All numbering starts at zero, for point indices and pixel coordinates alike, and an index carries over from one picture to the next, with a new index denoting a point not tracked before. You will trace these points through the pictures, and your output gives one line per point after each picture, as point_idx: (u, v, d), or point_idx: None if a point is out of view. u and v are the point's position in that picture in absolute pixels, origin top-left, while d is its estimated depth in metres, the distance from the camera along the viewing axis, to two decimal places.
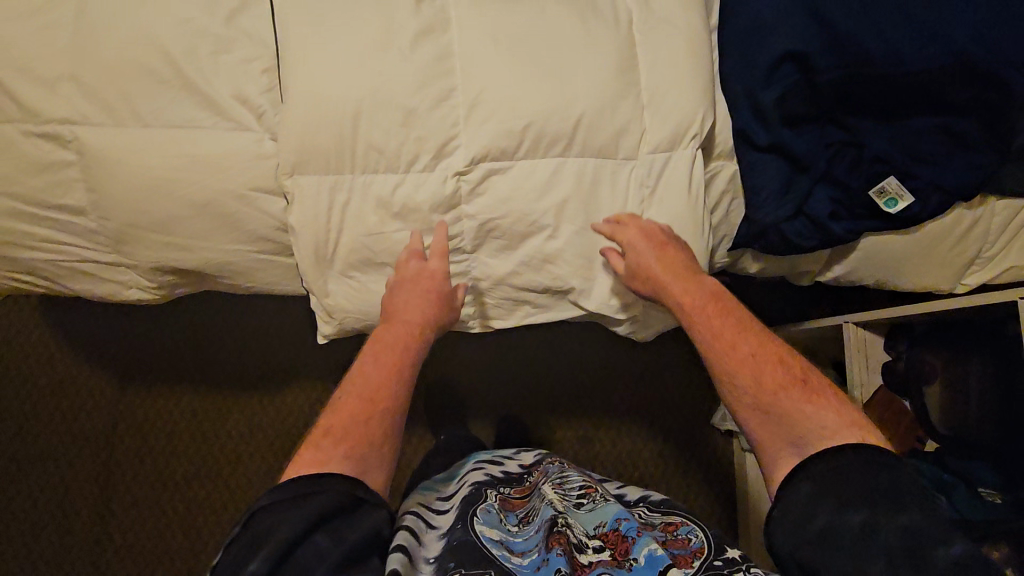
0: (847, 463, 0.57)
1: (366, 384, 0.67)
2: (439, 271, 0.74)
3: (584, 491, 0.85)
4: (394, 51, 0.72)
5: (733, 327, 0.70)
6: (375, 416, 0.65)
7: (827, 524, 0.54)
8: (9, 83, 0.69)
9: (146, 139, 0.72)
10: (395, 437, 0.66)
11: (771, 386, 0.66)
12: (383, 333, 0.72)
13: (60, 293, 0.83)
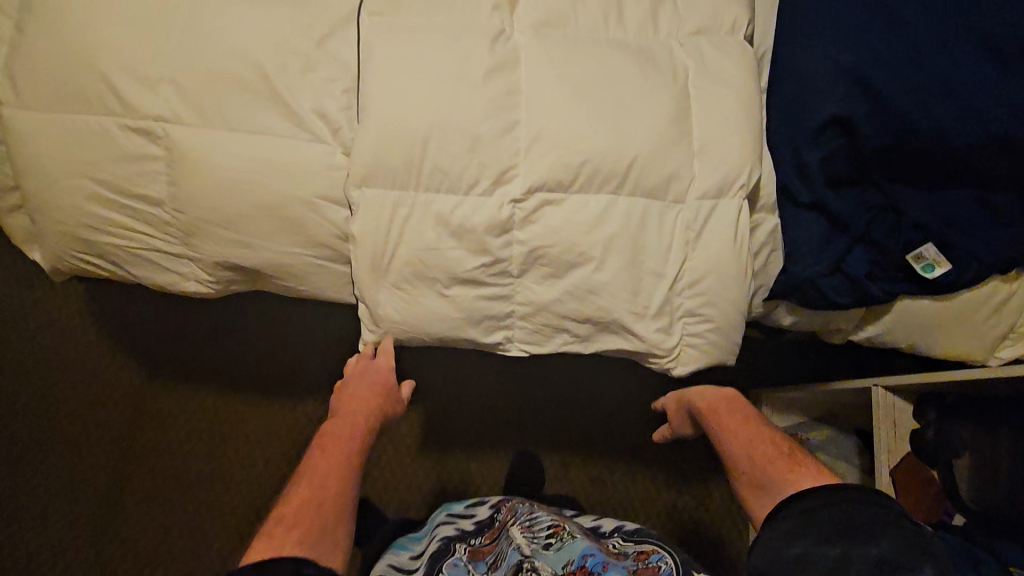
0: (826, 503, 0.69)
1: (314, 477, 0.80)
2: (383, 366, 0.97)
3: (551, 531, 0.97)
4: (466, 84, 0.77)
5: (736, 431, 0.92)
6: (324, 506, 0.76)
7: (805, 550, 0.66)
8: (114, 79, 0.75)
9: (229, 141, 0.77)
10: (348, 519, 0.78)
11: (765, 463, 0.84)
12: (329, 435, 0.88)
13: (121, 279, 0.87)
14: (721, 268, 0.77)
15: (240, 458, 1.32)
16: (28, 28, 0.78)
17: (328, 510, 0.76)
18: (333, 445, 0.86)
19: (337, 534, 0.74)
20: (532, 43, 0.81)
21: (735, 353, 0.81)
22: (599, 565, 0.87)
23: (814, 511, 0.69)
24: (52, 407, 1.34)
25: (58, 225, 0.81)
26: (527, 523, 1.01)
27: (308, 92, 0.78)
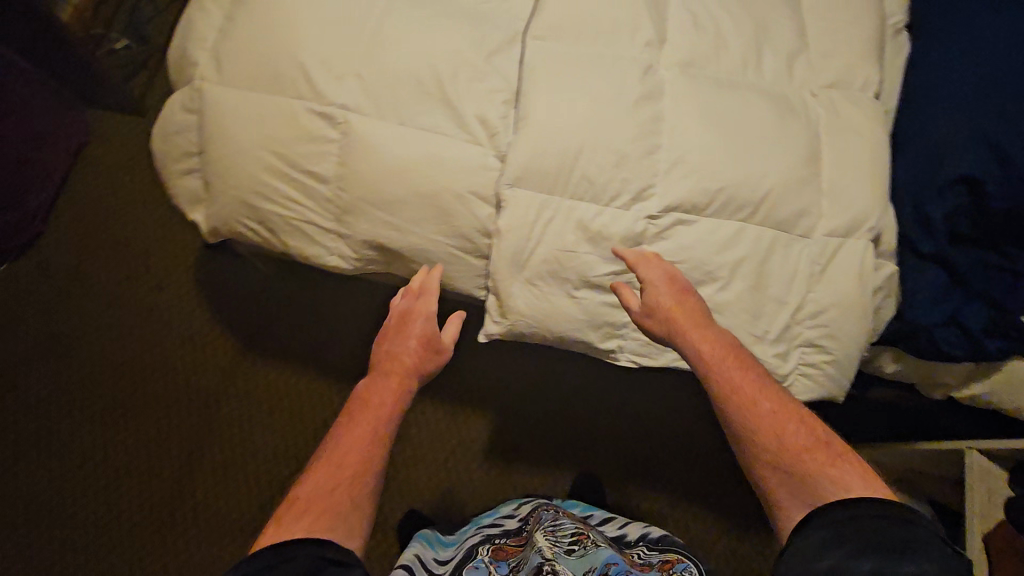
0: (861, 516, 0.59)
1: (339, 445, 0.75)
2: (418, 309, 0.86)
3: (574, 539, 0.99)
4: (619, 105, 0.84)
5: (737, 370, 0.74)
6: (339, 489, 0.71)
7: (835, 565, 0.56)
8: (309, 69, 0.85)
9: (399, 133, 0.85)
10: (364, 500, 0.72)
11: (793, 446, 0.69)
12: (368, 389, 0.81)
13: (270, 248, 0.95)
14: (843, 303, 0.80)
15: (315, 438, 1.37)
16: (240, 17, 0.89)
17: (344, 491, 0.71)
18: (362, 407, 0.79)
19: (349, 521, 0.69)
20: (679, 79, 0.88)
21: (843, 391, 0.84)
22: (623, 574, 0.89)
23: (844, 520, 0.60)
24: (151, 366, 1.43)
25: (232, 189, 0.89)
26: (551, 528, 1.02)
27: (473, 98, 0.86)
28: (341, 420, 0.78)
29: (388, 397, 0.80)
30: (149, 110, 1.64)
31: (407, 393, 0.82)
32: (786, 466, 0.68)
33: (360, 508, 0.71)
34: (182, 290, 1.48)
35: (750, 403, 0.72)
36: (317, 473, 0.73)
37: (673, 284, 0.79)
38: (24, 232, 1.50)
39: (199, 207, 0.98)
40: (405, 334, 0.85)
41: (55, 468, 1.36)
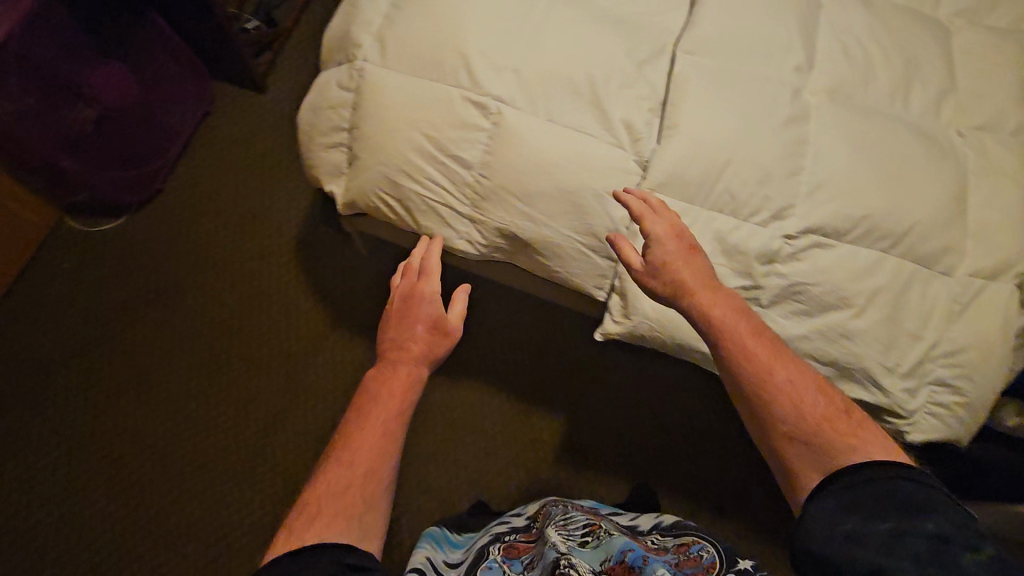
0: (876, 480, 0.58)
1: (350, 439, 0.74)
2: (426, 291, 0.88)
3: (587, 530, 0.96)
4: (768, 125, 0.85)
5: (745, 334, 0.72)
6: (352, 488, 0.71)
7: (855, 530, 0.55)
8: (471, 60, 0.90)
9: (548, 129, 0.88)
10: (377, 496, 0.71)
11: (811, 415, 0.66)
12: (375, 382, 0.81)
13: (401, 225, 0.99)
14: (979, 345, 0.80)
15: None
16: (408, 7, 0.95)
17: (358, 490, 0.70)
18: (373, 401, 0.78)
19: (363, 523, 0.69)
20: (826, 104, 0.89)
21: (968, 436, 0.82)
22: (640, 560, 0.82)
23: (862, 484, 0.58)
24: (247, 327, 1.50)
25: (378, 164, 0.94)
26: (562, 522, 1.00)
27: (622, 102, 0.89)
28: (351, 414, 0.77)
29: (399, 387, 0.80)
30: (270, 88, 1.74)
31: (417, 384, 0.82)
32: (800, 436, 0.65)
33: (375, 507, 0.71)
34: (284, 260, 1.55)
35: (764, 369, 0.70)
36: (331, 470, 0.72)
37: (684, 245, 0.80)
38: (143, 186, 1.57)
39: (338, 179, 1.03)
40: (411, 318, 0.87)
41: (150, 413, 1.43)
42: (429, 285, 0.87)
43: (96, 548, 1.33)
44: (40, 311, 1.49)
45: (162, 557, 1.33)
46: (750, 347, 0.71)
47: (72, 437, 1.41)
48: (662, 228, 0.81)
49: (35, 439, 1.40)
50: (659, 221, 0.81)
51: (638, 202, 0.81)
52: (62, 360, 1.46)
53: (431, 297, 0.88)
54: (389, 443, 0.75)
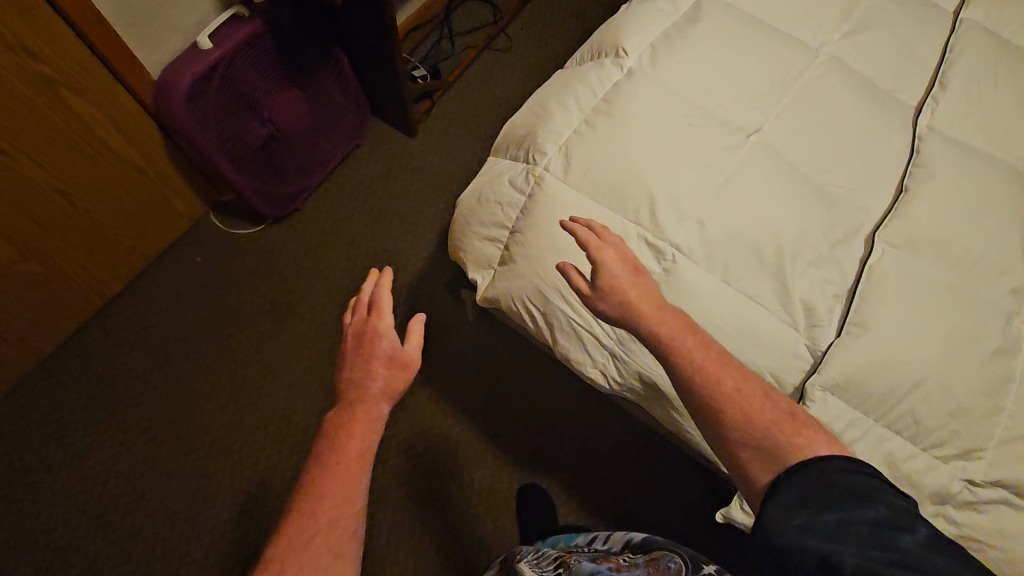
0: (834, 477, 0.63)
1: (310, 493, 0.69)
2: (383, 326, 0.82)
3: (559, 564, 1.09)
4: (971, 352, 0.77)
5: (695, 346, 0.76)
6: (316, 539, 0.66)
7: (806, 521, 0.60)
8: (658, 202, 0.87)
9: (721, 291, 0.84)
10: (343, 552, 0.66)
11: (763, 422, 0.70)
12: (332, 432, 0.74)
13: (536, 335, 0.98)
14: None
15: (462, 484, 1.44)
16: (602, 129, 0.94)
17: (322, 542, 0.66)
18: (334, 448, 0.72)
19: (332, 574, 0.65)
20: None
21: None
22: None
23: (810, 478, 0.63)
24: None
25: (533, 276, 0.93)
26: (535, 561, 1.12)
27: (807, 281, 0.83)
28: (308, 468, 0.71)
29: (359, 430, 0.74)
30: (419, 134, 1.79)
31: (379, 420, 0.76)
32: (753, 442, 0.68)
33: (344, 558, 0.66)
34: (393, 305, 1.60)
35: (714, 382, 0.72)
36: (292, 531, 0.66)
37: (631, 267, 0.82)
38: (285, 203, 1.63)
39: (485, 272, 1.03)
40: (367, 355, 0.80)
41: (237, 421, 1.47)
42: (382, 321, 0.81)
43: (158, 541, 1.37)
44: (167, 298, 1.57)
45: (212, 569, 1.35)
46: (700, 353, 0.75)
47: (164, 427, 1.46)
48: (607, 251, 0.83)
49: (130, 418, 1.47)
50: (606, 245, 0.83)
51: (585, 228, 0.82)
52: (174, 350, 1.53)
53: (386, 331, 0.82)
54: (354, 489, 0.70)
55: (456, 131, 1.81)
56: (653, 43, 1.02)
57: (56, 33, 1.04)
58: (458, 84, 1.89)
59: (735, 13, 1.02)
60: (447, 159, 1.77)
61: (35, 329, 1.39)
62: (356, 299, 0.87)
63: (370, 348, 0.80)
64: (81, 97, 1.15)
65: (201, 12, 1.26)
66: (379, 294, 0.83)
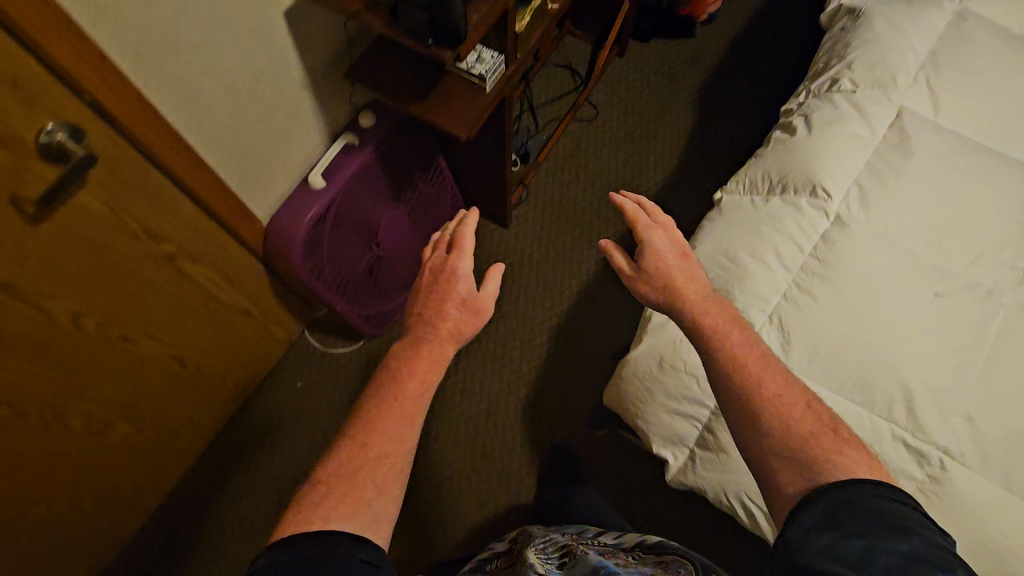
0: (856, 496, 0.60)
1: (363, 425, 0.73)
2: (461, 269, 0.84)
3: (565, 553, 0.95)
4: None
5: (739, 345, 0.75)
6: (364, 472, 0.69)
7: (832, 543, 0.58)
8: (916, 397, 0.74)
9: (1008, 504, 0.71)
10: (388, 487, 0.70)
11: (800, 429, 0.67)
12: (393, 372, 0.78)
13: (748, 528, 0.86)
14: None
15: None
16: (824, 299, 0.81)
17: (370, 474, 0.69)
18: (394, 387, 0.76)
19: (372, 505, 0.67)
20: None
21: None
22: None
23: (843, 505, 0.60)
24: (459, 480, 1.43)
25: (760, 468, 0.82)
26: (542, 545, 1.00)
27: None
28: (365, 398, 0.76)
29: (423, 367, 0.78)
30: (512, 223, 1.68)
31: (442, 364, 0.80)
32: (786, 449, 0.66)
33: (387, 493, 0.69)
34: (504, 416, 1.48)
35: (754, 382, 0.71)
36: (343, 460, 0.70)
37: (678, 252, 0.84)
38: (385, 319, 1.51)
39: (675, 448, 0.91)
40: (441, 296, 0.84)
41: None
42: (461, 265, 0.84)
43: None
44: (267, 425, 1.46)
45: None
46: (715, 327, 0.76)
47: None
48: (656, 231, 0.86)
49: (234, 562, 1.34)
50: (656, 227, 0.86)
51: (635, 207, 0.86)
52: (282, 482, 1.41)
53: (463, 274, 0.84)
54: (408, 431, 0.73)
55: (550, 216, 1.69)
56: (858, 178, 0.88)
57: (177, 206, 0.92)
58: (546, 164, 1.77)
59: (947, 140, 0.89)
60: (545, 249, 1.65)
61: (144, 488, 1.28)
62: (439, 238, 0.91)
63: (444, 291, 0.84)
64: (197, 263, 1.03)
65: (309, 143, 1.14)
66: (463, 237, 0.85)
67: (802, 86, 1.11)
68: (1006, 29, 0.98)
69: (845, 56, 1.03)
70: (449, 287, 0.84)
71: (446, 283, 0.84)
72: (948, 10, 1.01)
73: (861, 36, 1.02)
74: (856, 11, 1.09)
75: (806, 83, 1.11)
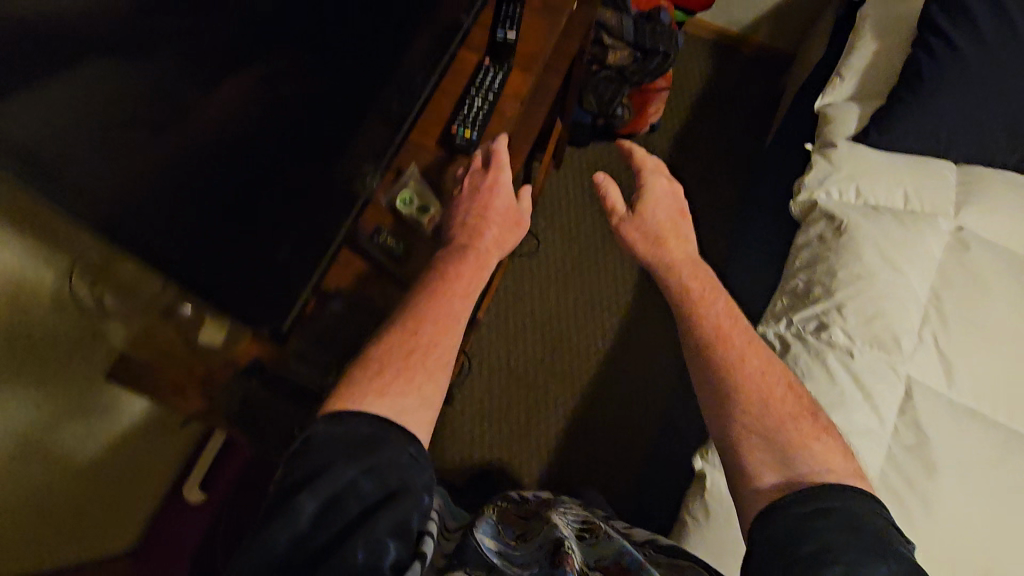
0: (835, 498, 0.50)
1: (411, 317, 0.58)
2: (498, 177, 0.69)
3: (586, 524, 0.75)
4: None
5: (724, 314, 0.65)
6: (414, 356, 0.56)
7: (813, 552, 0.46)
8: None
9: None
10: (441, 380, 0.55)
11: (779, 412, 0.57)
12: (436, 266, 0.64)
13: None
14: None
15: None
16: None
17: (421, 363, 0.55)
18: (441, 279, 0.62)
19: (423, 390, 0.54)
20: None
21: None
22: None
23: (815, 514, 0.49)
24: None
25: None
26: (557, 505, 0.81)
27: None
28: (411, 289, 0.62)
29: (466, 268, 0.63)
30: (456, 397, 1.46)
31: (486, 270, 0.65)
32: (761, 431, 0.56)
33: (436, 382, 0.55)
34: None
35: (739, 359, 0.60)
36: (391, 340, 0.57)
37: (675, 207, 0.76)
38: None
39: None
40: (479, 191, 0.69)
41: None
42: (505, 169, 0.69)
43: None
44: None
45: None
46: (701, 293, 0.67)
47: None
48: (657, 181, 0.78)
49: None
50: (660, 172, 0.78)
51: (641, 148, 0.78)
52: None
53: (506, 182, 0.69)
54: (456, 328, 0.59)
55: (502, 379, 1.49)
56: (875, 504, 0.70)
57: None
58: (489, 313, 1.55)
59: (961, 428, 0.74)
60: (500, 421, 1.45)
61: None
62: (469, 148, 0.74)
63: (488, 200, 0.68)
64: None
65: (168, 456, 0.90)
66: (502, 146, 0.69)
67: (779, 304, 0.89)
68: (1009, 252, 0.84)
69: (831, 289, 0.84)
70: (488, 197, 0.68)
71: (486, 192, 0.68)
72: (942, 229, 0.85)
73: (849, 266, 0.84)
74: (835, 218, 0.90)
75: (783, 299, 0.89)
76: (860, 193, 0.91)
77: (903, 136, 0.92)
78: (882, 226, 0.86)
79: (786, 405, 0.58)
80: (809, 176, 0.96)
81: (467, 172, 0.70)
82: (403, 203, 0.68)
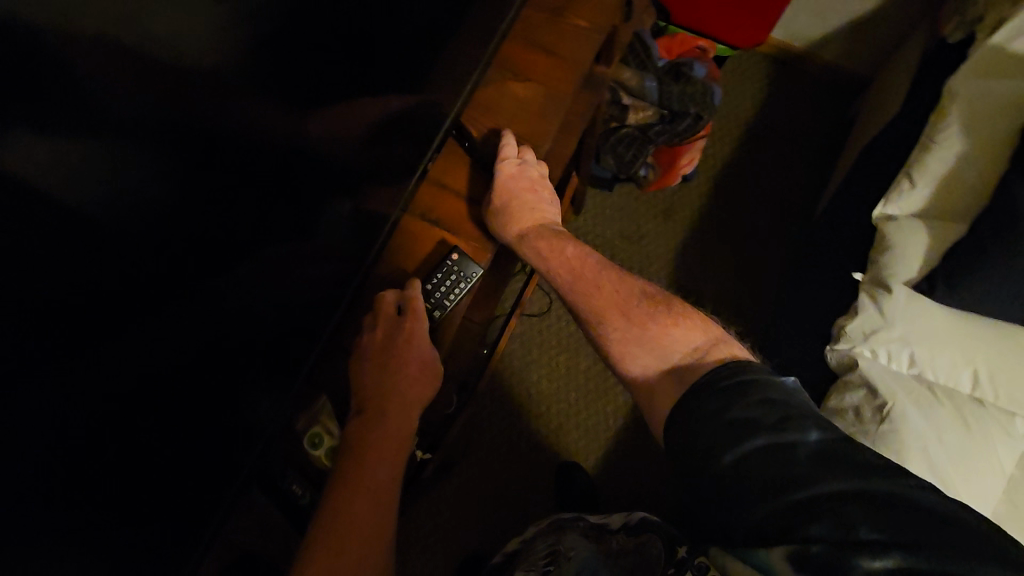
0: (709, 379, 0.49)
1: (325, 528, 0.51)
2: (414, 334, 0.59)
3: (550, 557, 0.79)
4: None
5: (574, 256, 0.67)
6: (347, 564, 0.50)
7: (723, 412, 0.46)
8: None
9: None
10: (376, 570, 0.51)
11: (638, 319, 0.60)
12: (351, 451, 0.55)
13: None
14: None
15: None
16: None
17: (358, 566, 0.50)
18: (359, 464, 0.54)
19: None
20: None
21: None
22: None
23: (718, 398, 0.47)
24: None
25: None
26: (525, 557, 0.83)
27: None
28: (324, 494, 0.53)
29: (387, 441, 0.55)
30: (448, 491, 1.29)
31: (410, 428, 0.57)
32: (623, 348, 0.60)
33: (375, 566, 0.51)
34: None
35: (594, 307, 0.63)
36: (318, 567, 0.49)
37: (529, 186, 0.68)
38: None
39: None
40: (395, 362, 0.58)
41: None
42: (414, 328, 0.59)
43: None
44: None
45: None
46: (570, 257, 0.67)
47: None
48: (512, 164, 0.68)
49: None
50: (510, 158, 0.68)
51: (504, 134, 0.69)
52: None
53: (420, 337, 0.59)
54: (384, 502, 0.53)
55: (498, 457, 1.32)
56: None
57: None
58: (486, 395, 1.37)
59: None
60: (492, 506, 1.29)
61: None
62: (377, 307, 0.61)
63: (406, 352, 0.58)
64: None
65: None
66: (414, 298, 0.60)
67: None
68: None
69: None
70: (409, 350, 0.58)
71: (405, 343, 0.58)
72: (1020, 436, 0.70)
73: None
74: (877, 392, 0.71)
75: None
76: (914, 362, 0.73)
77: (979, 295, 0.72)
78: (937, 426, 0.69)
79: (640, 308, 0.61)
80: (852, 323, 0.77)
81: (378, 325, 0.60)
82: (315, 447, 0.58)
